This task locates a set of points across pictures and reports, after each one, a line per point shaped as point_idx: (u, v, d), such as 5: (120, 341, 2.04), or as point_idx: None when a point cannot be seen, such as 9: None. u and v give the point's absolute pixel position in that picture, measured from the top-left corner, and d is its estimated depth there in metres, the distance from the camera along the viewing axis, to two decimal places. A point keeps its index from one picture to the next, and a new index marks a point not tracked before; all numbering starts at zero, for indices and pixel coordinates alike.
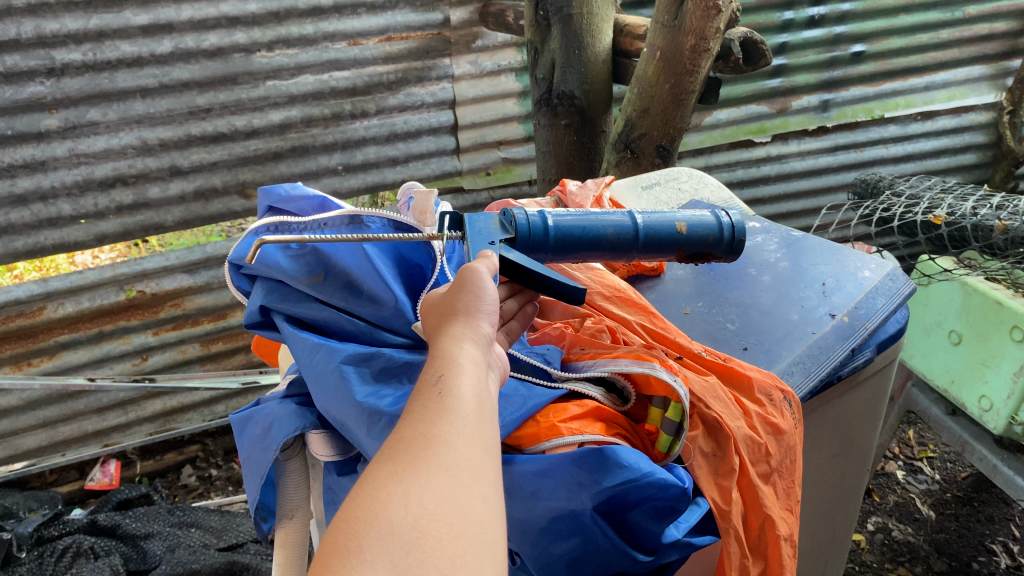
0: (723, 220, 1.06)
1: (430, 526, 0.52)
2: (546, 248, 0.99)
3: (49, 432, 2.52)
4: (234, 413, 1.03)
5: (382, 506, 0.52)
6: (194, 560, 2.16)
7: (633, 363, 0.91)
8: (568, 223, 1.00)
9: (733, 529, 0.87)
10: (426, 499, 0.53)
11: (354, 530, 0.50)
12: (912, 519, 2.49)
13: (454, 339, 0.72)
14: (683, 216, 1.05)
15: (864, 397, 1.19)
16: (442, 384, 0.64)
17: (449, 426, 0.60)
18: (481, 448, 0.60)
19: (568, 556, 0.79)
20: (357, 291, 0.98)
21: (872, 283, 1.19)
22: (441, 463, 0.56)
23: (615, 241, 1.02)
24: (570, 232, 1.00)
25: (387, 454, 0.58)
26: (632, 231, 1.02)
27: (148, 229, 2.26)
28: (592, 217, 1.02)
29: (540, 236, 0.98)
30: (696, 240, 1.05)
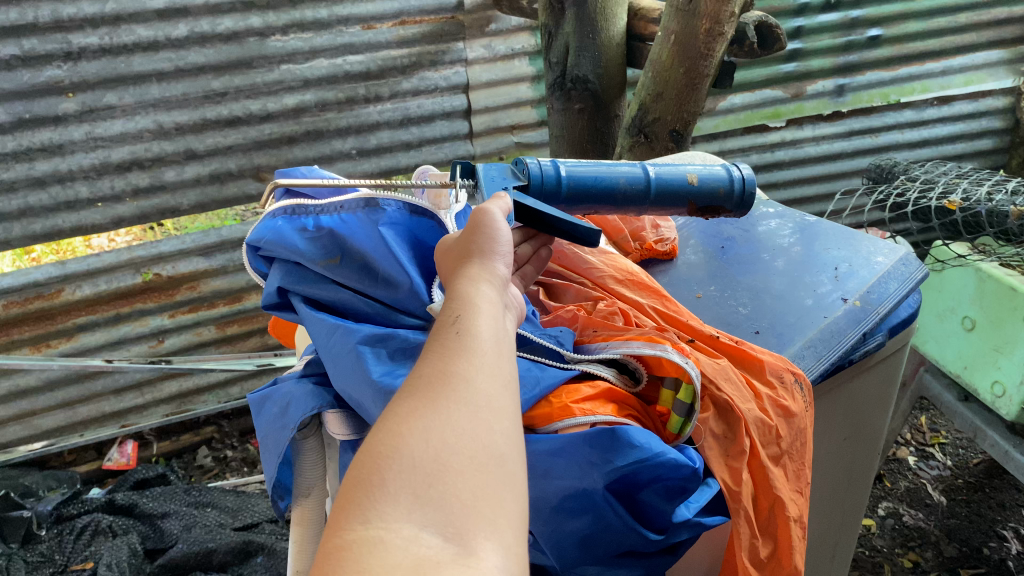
0: (734, 175, 1.15)
1: (451, 459, 0.53)
2: (559, 197, 1.08)
3: (68, 413, 2.56)
4: (252, 392, 1.05)
5: (405, 441, 0.54)
6: (211, 539, 2.20)
7: (645, 345, 0.92)
8: (581, 173, 1.09)
9: (743, 509, 0.89)
10: (447, 433, 0.55)
11: (378, 465, 0.52)
12: (924, 504, 2.49)
13: (470, 280, 0.73)
14: (693, 168, 1.14)
15: (876, 381, 1.20)
16: (460, 324, 0.65)
17: (468, 363, 0.61)
18: (500, 384, 0.61)
19: (579, 534, 0.81)
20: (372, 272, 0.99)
21: (885, 267, 1.18)
22: (462, 398, 0.58)
23: (627, 191, 1.11)
24: (582, 182, 1.09)
25: (408, 391, 0.60)
26: (645, 182, 1.11)
27: (164, 212, 2.29)
28: (605, 168, 1.11)
29: (553, 186, 1.07)
30: (707, 191, 1.13)
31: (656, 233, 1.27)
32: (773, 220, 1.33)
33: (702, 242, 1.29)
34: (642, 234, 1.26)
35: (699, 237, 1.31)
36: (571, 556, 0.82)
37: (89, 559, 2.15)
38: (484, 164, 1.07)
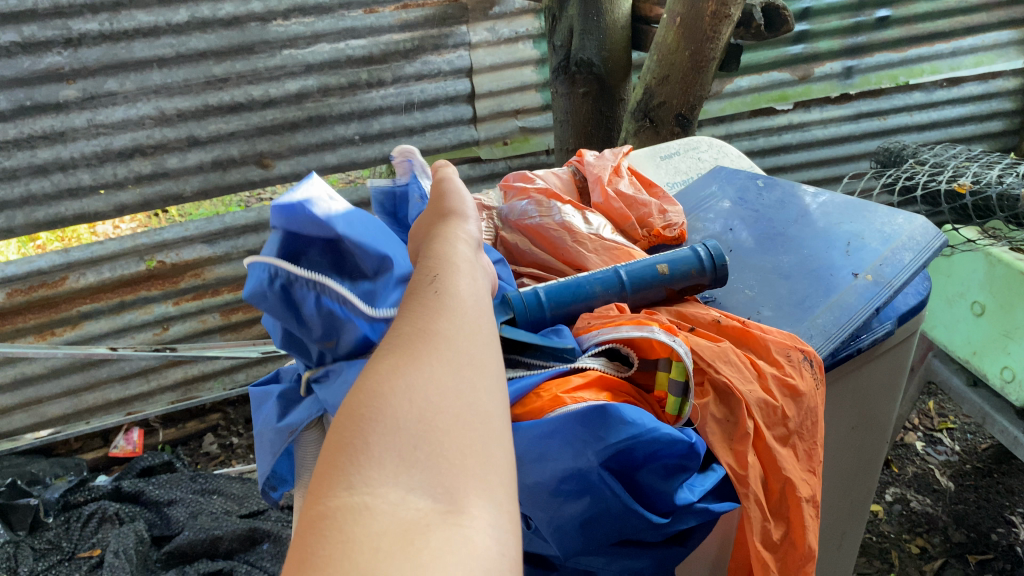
0: (704, 251, 1.03)
1: (437, 418, 0.51)
2: (545, 320, 0.99)
3: (73, 400, 2.56)
4: (253, 386, 1.09)
5: (387, 400, 0.51)
6: (217, 526, 2.20)
7: (634, 328, 0.89)
8: (556, 290, 1.00)
9: (752, 493, 0.86)
10: (430, 391, 0.52)
11: (360, 426, 0.49)
12: (931, 490, 2.48)
13: (445, 243, 0.74)
14: (662, 257, 1.04)
15: (885, 369, 1.18)
16: (439, 285, 0.65)
17: (448, 322, 0.60)
18: (480, 343, 0.60)
19: (580, 518, 0.78)
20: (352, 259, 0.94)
21: (897, 240, 1.15)
22: (443, 356, 0.56)
23: (606, 298, 1.01)
24: (562, 298, 1.00)
25: (388, 350, 0.57)
26: (619, 284, 1.01)
27: (166, 199, 2.27)
28: (579, 279, 1.02)
29: (537, 311, 0.98)
30: (680, 279, 1.02)
31: (664, 219, 1.20)
32: (784, 195, 1.29)
33: (711, 225, 1.25)
34: (649, 221, 1.20)
35: (708, 218, 1.27)
36: (573, 545, 0.79)
37: (96, 546, 2.16)
38: None
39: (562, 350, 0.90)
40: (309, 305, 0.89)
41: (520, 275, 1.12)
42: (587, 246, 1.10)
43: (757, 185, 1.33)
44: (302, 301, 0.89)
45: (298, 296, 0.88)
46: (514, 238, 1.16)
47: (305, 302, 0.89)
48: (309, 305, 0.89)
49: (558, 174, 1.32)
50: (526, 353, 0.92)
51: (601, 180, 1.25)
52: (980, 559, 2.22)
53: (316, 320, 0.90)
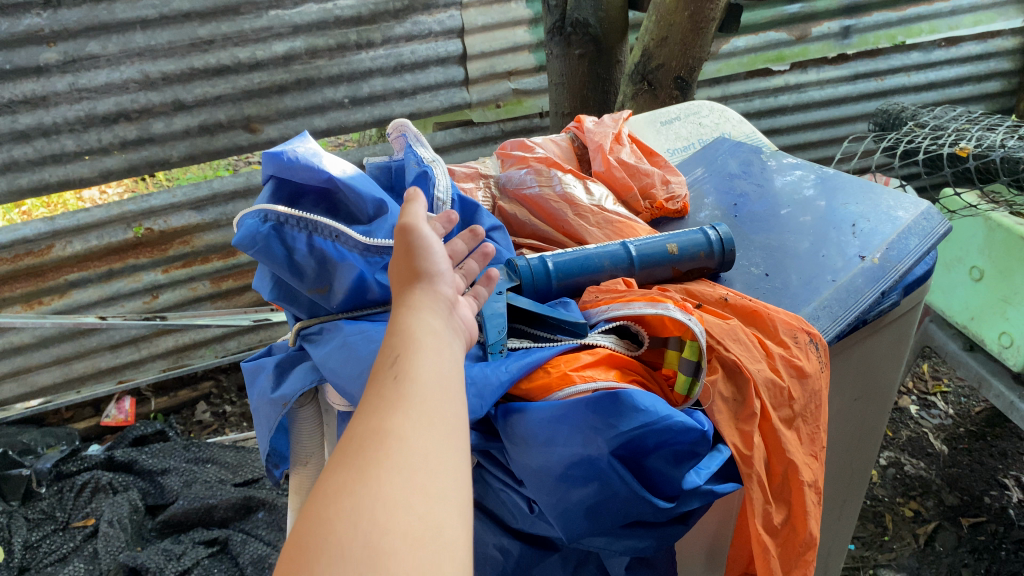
0: (713, 236, 1.00)
1: (385, 538, 0.48)
2: (552, 292, 0.96)
3: (63, 369, 2.54)
4: (246, 360, 1.02)
5: (334, 525, 0.48)
6: (212, 495, 2.19)
7: (647, 305, 0.87)
8: (566, 261, 0.97)
9: (756, 475, 0.85)
10: (380, 508, 0.49)
11: (306, 557, 0.47)
12: (925, 453, 2.49)
13: (412, 305, 0.71)
14: (672, 237, 1.00)
15: (889, 341, 1.16)
16: (396, 371, 0.61)
17: (403, 418, 0.57)
18: (437, 435, 0.56)
19: (585, 504, 0.76)
20: (342, 210, 0.96)
21: (906, 223, 1.11)
22: (394, 462, 0.53)
23: (614, 272, 0.97)
24: (570, 269, 0.96)
25: (340, 460, 0.55)
26: (627, 260, 0.97)
27: (153, 164, 2.22)
28: (588, 252, 0.99)
29: (545, 281, 0.95)
30: (688, 260, 0.99)
31: (667, 190, 1.17)
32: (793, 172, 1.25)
33: (713, 197, 1.21)
34: (652, 192, 1.17)
35: (712, 190, 1.23)
36: (579, 528, 0.77)
37: (91, 516, 2.15)
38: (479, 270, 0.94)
39: (574, 325, 0.87)
40: (300, 246, 0.88)
41: (520, 247, 1.09)
42: (588, 220, 1.07)
43: (762, 160, 1.28)
44: (292, 242, 0.88)
45: (288, 237, 0.88)
46: (512, 208, 1.13)
47: (296, 243, 0.88)
48: (301, 247, 0.88)
49: (557, 142, 1.28)
50: (535, 326, 0.91)
51: (602, 148, 1.21)
52: (973, 522, 2.23)
53: (308, 264, 0.89)
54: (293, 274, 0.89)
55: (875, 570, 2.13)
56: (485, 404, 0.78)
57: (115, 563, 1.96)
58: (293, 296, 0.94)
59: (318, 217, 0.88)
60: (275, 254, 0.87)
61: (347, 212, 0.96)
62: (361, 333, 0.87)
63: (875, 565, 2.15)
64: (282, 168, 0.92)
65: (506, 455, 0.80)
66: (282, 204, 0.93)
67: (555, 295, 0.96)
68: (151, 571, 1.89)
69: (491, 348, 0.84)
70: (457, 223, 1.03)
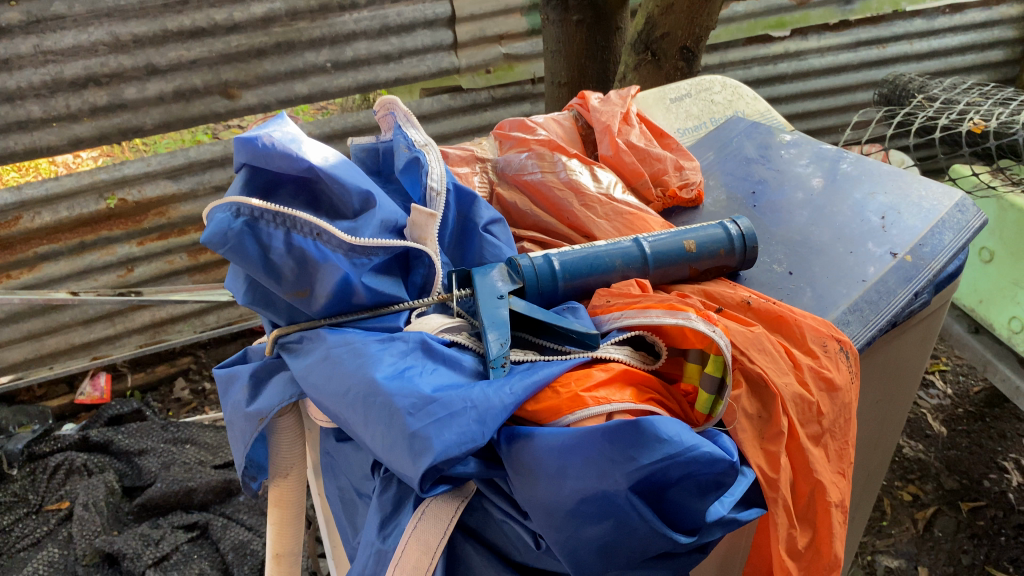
0: (731, 231, 0.95)
1: None
2: (558, 294, 0.90)
3: (35, 346, 2.40)
4: (217, 367, 0.95)
5: None
6: (190, 477, 2.05)
7: (665, 313, 0.79)
8: (573, 260, 0.91)
9: (781, 499, 0.77)
10: None
11: None
12: (923, 435, 2.26)
13: None
14: (690, 233, 0.95)
15: (914, 341, 1.10)
16: None
17: None
18: None
19: (598, 542, 0.68)
20: (324, 202, 0.87)
21: (939, 214, 1.08)
22: None
23: (626, 273, 0.92)
24: (579, 270, 0.90)
25: None
26: (641, 259, 0.92)
27: (126, 132, 2.09)
28: (598, 250, 0.93)
29: (550, 283, 0.89)
30: (707, 258, 0.94)
31: (680, 176, 1.15)
32: (814, 156, 1.22)
33: (729, 184, 1.20)
34: (664, 178, 1.15)
35: (729, 175, 1.21)
36: (590, 567, 0.69)
37: (64, 498, 2.03)
38: (477, 269, 0.88)
39: (583, 336, 0.79)
40: (277, 245, 0.78)
41: (522, 239, 1.08)
42: (596, 211, 1.05)
43: (777, 143, 1.27)
44: (268, 240, 0.78)
45: (263, 235, 0.78)
46: (512, 195, 1.12)
47: (272, 242, 0.78)
48: (278, 245, 0.78)
49: (559, 121, 1.24)
50: (541, 336, 0.83)
51: (610, 130, 1.18)
52: (973, 507, 2.02)
53: (286, 265, 0.79)
54: (269, 276, 0.79)
55: (872, 556, 1.93)
56: (487, 432, 0.69)
57: (90, 548, 1.85)
58: (269, 300, 0.84)
59: (297, 212, 0.78)
60: (248, 252, 0.77)
61: (329, 204, 0.87)
62: (346, 346, 0.78)
63: (873, 551, 1.94)
64: (257, 156, 0.82)
65: (510, 484, 0.73)
66: (256, 196, 0.83)
67: (561, 299, 0.91)
68: (128, 558, 1.80)
69: (493, 363, 0.76)
70: (454, 216, 0.98)
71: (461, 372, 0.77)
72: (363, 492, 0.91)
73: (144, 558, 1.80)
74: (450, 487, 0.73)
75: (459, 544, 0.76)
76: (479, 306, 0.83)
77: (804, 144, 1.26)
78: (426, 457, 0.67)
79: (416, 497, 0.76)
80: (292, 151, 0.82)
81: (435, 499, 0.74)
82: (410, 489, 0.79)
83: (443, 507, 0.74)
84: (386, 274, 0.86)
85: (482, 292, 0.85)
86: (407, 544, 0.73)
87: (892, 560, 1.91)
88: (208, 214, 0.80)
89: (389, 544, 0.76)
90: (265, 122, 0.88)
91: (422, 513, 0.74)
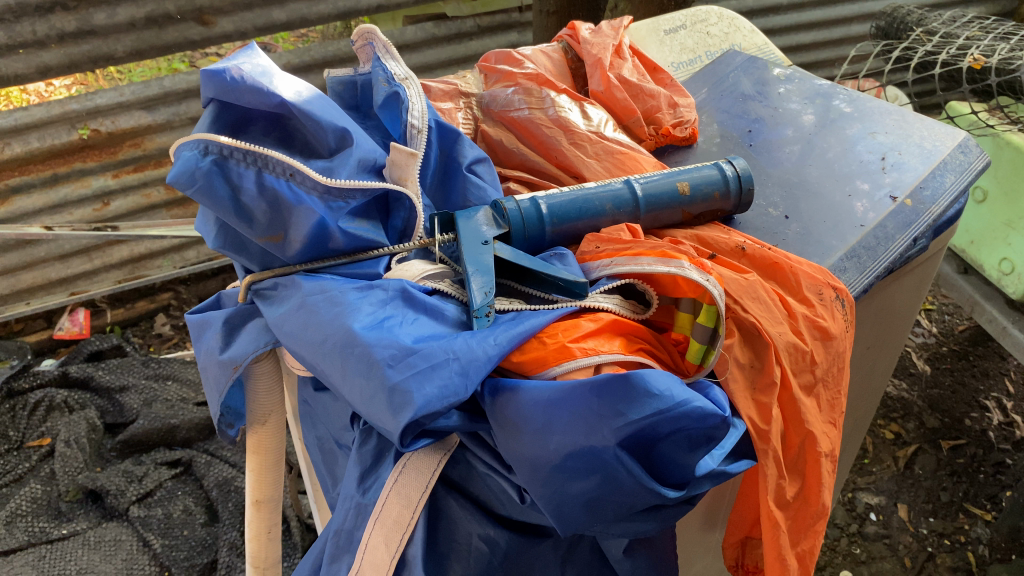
0: (727, 172, 0.92)
1: None
2: (545, 239, 0.86)
3: (10, 281, 2.28)
4: (189, 312, 0.92)
5: None
6: (172, 414, 2.01)
7: (657, 262, 0.76)
8: (562, 203, 0.87)
9: (772, 451, 0.75)
10: None
11: None
12: (907, 374, 2.24)
13: None
14: (683, 174, 0.91)
15: (909, 287, 1.09)
16: None
17: None
18: None
19: (585, 497, 0.65)
20: (298, 139, 0.82)
21: (942, 155, 1.04)
22: None
23: (616, 217, 0.89)
24: (567, 215, 0.87)
25: None
26: (632, 202, 0.89)
27: (96, 60, 1.96)
28: (587, 192, 0.89)
29: (537, 228, 0.85)
30: (701, 201, 0.91)
31: (674, 114, 1.12)
32: (812, 92, 1.18)
33: (724, 121, 1.16)
34: (656, 116, 1.11)
35: (725, 113, 1.17)
36: (576, 522, 0.67)
37: (46, 436, 1.99)
38: (461, 213, 0.84)
39: (571, 285, 0.76)
40: (248, 185, 0.74)
41: (508, 179, 1.04)
42: (586, 150, 1.01)
43: (774, 78, 1.22)
44: (238, 180, 0.74)
45: (233, 174, 0.74)
46: (496, 133, 1.07)
47: (243, 182, 0.74)
48: (249, 186, 0.74)
49: (547, 53, 1.18)
50: (527, 284, 0.80)
51: (601, 64, 1.13)
52: (954, 446, 2.03)
53: (257, 207, 0.75)
54: (240, 219, 0.75)
55: (852, 493, 1.94)
56: (470, 384, 0.66)
57: (72, 485, 1.83)
58: (241, 244, 0.81)
59: (269, 151, 0.74)
60: (217, 193, 0.73)
61: (304, 142, 0.82)
62: (322, 294, 0.74)
63: (854, 488, 1.95)
64: (225, 91, 0.76)
65: (494, 437, 0.70)
66: (226, 134, 0.78)
67: (547, 244, 0.87)
68: (111, 495, 1.78)
69: (476, 313, 0.73)
70: (436, 155, 0.94)
71: (444, 323, 0.74)
72: (343, 442, 0.88)
73: (127, 495, 1.78)
74: (432, 441, 0.70)
75: (441, 496, 0.75)
76: (462, 253, 0.79)
77: (802, 79, 1.22)
78: (406, 412, 0.64)
79: (396, 451, 0.74)
80: (261, 85, 0.77)
81: (416, 452, 0.72)
82: (391, 441, 0.77)
83: (424, 460, 0.72)
84: (365, 217, 0.83)
85: (466, 237, 0.81)
86: (388, 498, 0.71)
87: (872, 497, 1.93)
88: (174, 151, 0.75)
89: (369, 498, 0.74)
90: (236, 51, 0.83)
91: (403, 466, 0.72)
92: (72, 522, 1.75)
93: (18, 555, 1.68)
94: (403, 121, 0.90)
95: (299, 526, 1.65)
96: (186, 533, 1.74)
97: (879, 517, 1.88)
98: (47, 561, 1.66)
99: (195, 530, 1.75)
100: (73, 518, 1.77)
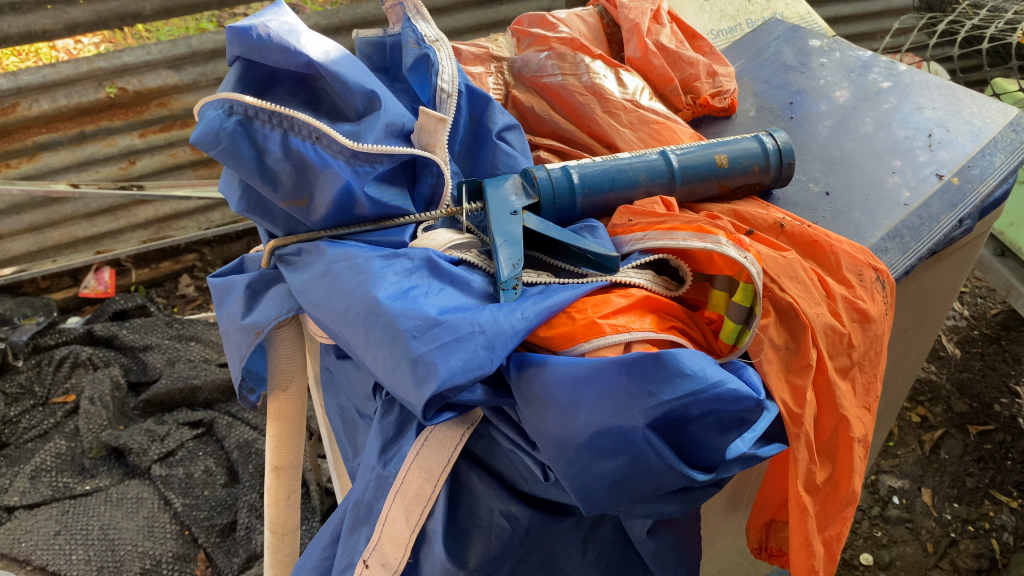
0: (767, 144, 0.89)
1: None
2: (575, 209, 0.84)
3: (37, 237, 2.29)
4: (212, 276, 0.90)
5: None
6: (195, 375, 2.02)
7: (693, 237, 0.73)
8: (595, 174, 0.84)
9: (805, 435, 0.72)
10: None
11: None
12: (936, 357, 2.20)
13: None
14: (722, 146, 0.88)
15: (949, 269, 1.05)
16: None
17: None
18: None
19: (611, 478, 0.63)
20: (325, 101, 0.80)
21: (991, 133, 1.00)
22: None
23: (650, 188, 0.86)
24: (598, 185, 0.84)
25: None
26: (667, 174, 0.86)
27: (124, 18, 1.93)
28: (621, 162, 0.86)
29: (567, 198, 0.83)
30: (739, 174, 0.88)
31: (713, 83, 1.09)
32: (852, 64, 1.14)
33: (764, 92, 1.12)
34: (695, 85, 1.09)
35: (764, 84, 1.13)
36: (600, 503, 0.65)
37: (71, 393, 2.00)
38: (490, 180, 0.82)
39: (601, 259, 0.73)
40: (274, 148, 0.72)
41: (539, 147, 1.01)
42: (620, 119, 0.98)
43: (816, 49, 1.18)
44: (263, 143, 0.72)
45: (259, 136, 0.72)
46: (528, 99, 1.04)
47: (268, 144, 0.72)
48: (274, 148, 0.72)
49: (583, 17, 1.14)
50: (556, 257, 0.78)
51: (639, 29, 1.09)
52: (982, 431, 1.99)
53: (282, 170, 0.73)
54: (265, 181, 0.73)
55: (876, 476, 1.92)
56: (496, 358, 0.64)
57: (96, 441, 1.84)
58: (265, 208, 0.79)
59: (295, 113, 0.71)
60: (242, 155, 0.71)
61: (331, 104, 0.80)
62: (347, 261, 0.73)
63: (877, 470, 1.92)
64: (251, 49, 0.74)
65: (519, 414, 0.68)
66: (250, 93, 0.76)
67: (578, 216, 0.85)
68: (134, 453, 1.79)
69: (503, 285, 0.71)
70: (466, 120, 0.91)
71: (471, 295, 0.72)
72: (364, 412, 0.87)
73: (150, 453, 1.79)
74: (455, 415, 0.68)
75: (463, 471, 0.73)
76: (491, 223, 0.77)
77: (843, 50, 1.18)
78: (430, 384, 0.62)
79: (418, 424, 0.73)
80: (289, 44, 0.74)
81: (438, 426, 0.71)
82: (413, 414, 0.76)
83: (447, 434, 0.71)
84: (392, 183, 0.80)
85: (494, 207, 0.79)
86: (408, 472, 0.70)
87: (896, 480, 1.90)
88: (198, 109, 0.73)
89: (390, 470, 0.73)
90: (263, 7, 0.80)
91: (425, 440, 0.70)
92: (95, 478, 1.76)
93: (43, 508, 1.69)
94: (433, 86, 0.88)
95: (319, 490, 1.66)
96: (207, 493, 1.75)
97: (902, 501, 1.85)
98: (70, 515, 1.65)
99: (215, 490, 1.76)
100: (96, 474, 1.78)
